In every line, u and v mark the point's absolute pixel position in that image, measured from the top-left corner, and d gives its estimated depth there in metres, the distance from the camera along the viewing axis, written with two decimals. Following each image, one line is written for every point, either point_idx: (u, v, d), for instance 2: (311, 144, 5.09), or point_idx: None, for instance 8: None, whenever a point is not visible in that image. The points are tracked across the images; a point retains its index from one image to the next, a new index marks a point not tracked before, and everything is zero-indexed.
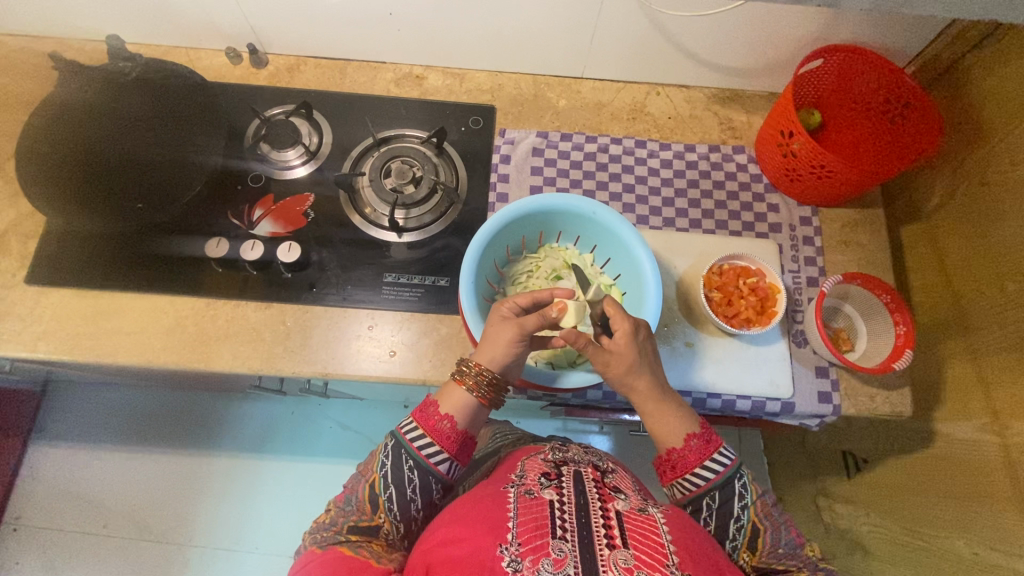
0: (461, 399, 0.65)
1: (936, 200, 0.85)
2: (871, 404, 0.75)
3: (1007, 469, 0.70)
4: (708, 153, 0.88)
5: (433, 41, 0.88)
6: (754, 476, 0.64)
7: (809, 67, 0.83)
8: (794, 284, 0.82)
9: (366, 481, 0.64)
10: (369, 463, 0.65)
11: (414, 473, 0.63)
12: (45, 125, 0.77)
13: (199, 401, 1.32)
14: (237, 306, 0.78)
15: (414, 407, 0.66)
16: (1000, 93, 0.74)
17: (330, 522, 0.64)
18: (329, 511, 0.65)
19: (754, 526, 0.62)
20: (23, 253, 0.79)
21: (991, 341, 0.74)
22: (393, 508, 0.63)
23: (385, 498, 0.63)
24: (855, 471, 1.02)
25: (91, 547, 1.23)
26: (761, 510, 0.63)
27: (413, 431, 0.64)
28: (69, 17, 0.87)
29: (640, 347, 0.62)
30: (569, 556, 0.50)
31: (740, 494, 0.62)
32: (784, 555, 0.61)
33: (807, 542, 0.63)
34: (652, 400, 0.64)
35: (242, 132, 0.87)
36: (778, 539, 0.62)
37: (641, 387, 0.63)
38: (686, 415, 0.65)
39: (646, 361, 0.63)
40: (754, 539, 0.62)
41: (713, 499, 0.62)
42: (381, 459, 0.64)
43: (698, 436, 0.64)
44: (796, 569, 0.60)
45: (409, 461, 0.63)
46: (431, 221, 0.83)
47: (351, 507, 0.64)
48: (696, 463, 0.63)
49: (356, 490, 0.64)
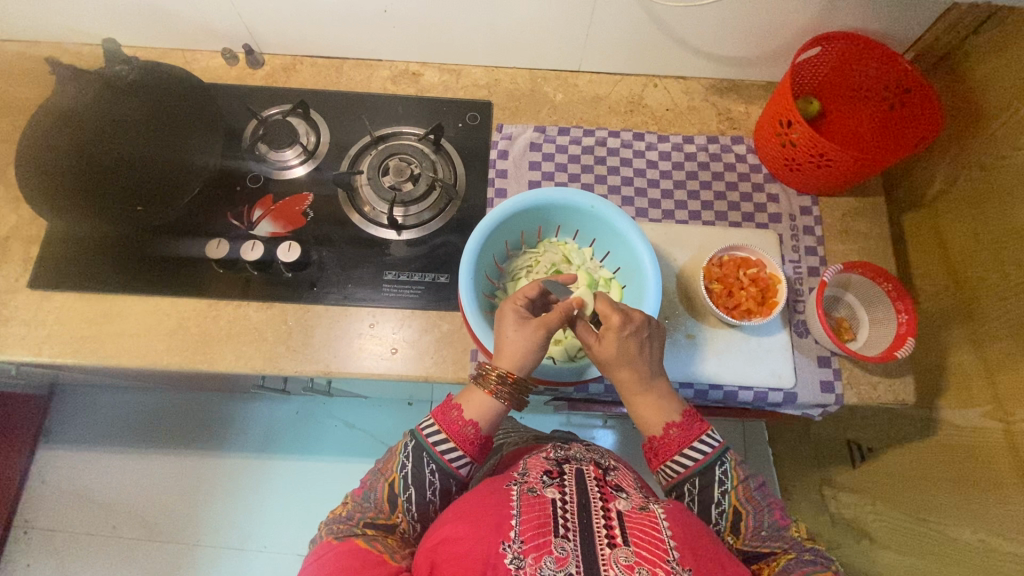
0: (484, 405, 0.63)
1: (936, 187, 0.84)
2: (873, 393, 0.75)
3: (1011, 455, 0.70)
4: (707, 144, 0.88)
5: (428, 37, 0.88)
6: (738, 461, 0.64)
7: (806, 55, 0.82)
8: (794, 274, 0.81)
9: (385, 479, 0.64)
10: (389, 461, 0.66)
11: (435, 476, 0.62)
12: (45, 131, 0.77)
13: (205, 403, 1.33)
14: (239, 307, 0.79)
15: (436, 407, 0.65)
16: (1000, 78, 0.73)
17: (347, 515, 0.64)
18: (346, 505, 0.65)
19: (735, 511, 0.62)
20: (26, 257, 0.80)
21: (995, 327, 0.74)
22: (410, 509, 0.63)
23: (404, 499, 0.63)
24: (860, 460, 1.02)
25: (102, 549, 1.24)
26: (743, 494, 0.63)
27: (435, 433, 0.63)
28: (65, 22, 0.87)
29: (623, 342, 0.62)
30: (571, 555, 0.51)
31: (721, 480, 0.62)
32: (768, 537, 0.62)
33: (793, 523, 0.63)
34: (642, 383, 0.64)
35: (240, 132, 0.87)
36: (761, 521, 0.62)
37: (632, 376, 0.63)
38: (671, 402, 0.65)
39: (635, 355, 0.63)
40: (736, 522, 0.62)
41: (694, 486, 0.62)
42: (402, 459, 0.64)
43: (679, 424, 0.63)
44: (781, 551, 0.60)
45: (430, 465, 0.62)
46: (431, 218, 0.83)
47: (369, 503, 0.64)
48: (676, 451, 0.63)
49: (375, 487, 0.65)
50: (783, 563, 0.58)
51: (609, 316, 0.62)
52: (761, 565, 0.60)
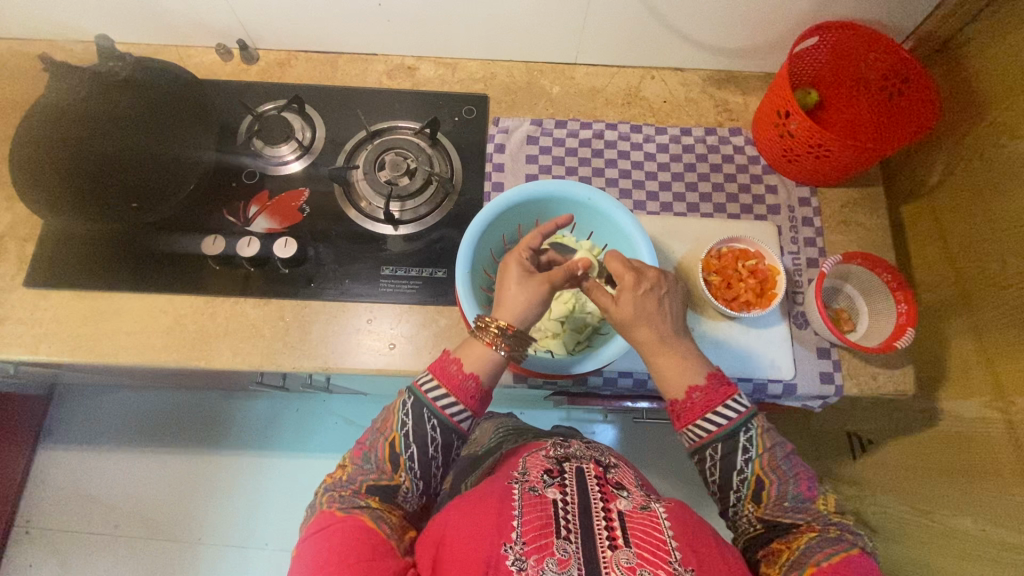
0: (484, 359, 0.61)
1: (935, 177, 0.84)
2: (873, 383, 0.75)
3: (1012, 445, 0.69)
4: (704, 136, 0.87)
5: (423, 31, 0.87)
6: (766, 428, 0.62)
7: (804, 45, 0.82)
8: (793, 266, 0.81)
9: (384, 438, 0.62)
10: (387, 420, 0.63)
11: (436, 432, 0.61)
12: (37, 129, 0.77)
13: (205, 402, 1.33)
14: (236, 304, 0.78)
15: (433, 363, 0.62)
16: (1000, 66, 0.73)
17: (347, 479, 0.62)
18: (347, 468, 0.63)
19: (758, 480, 0.61)
20: (21, 256, 0.79)
21: (995, 317, 0.73)
22: (413, 467, 0.62)
23: (406, 458, 0.61)
24: (861, 452, 1.02)
25: (103, 548, 1.24)
26: (768, 464, 0.61)
27: (434, 390, 0.61)
28: (56, 18, 0.86)
29: (640, 301, 0.61)
30: (573, 557, 0.50)
31: (744, 448, 0.60)
32: (790, 508, 0.60)
33: (819, 494, 0.61)
34: (665, 344, 0.61)
35: (235, 128, 0.87)
36: (785, 491, 0.61)
37: (653, 336, 0.61)
38: (697, 364, 0.62)
39: (655, 312, 0.61)
40: (758, 491, 0.61)
41: (716, 451, 0.61)
42: (400, 418, 0.61)
43: (702, 388, 0.61)
44: (802, 523, 0.59)
45: (432, 420, 0.60)
46: (428, 213, 0.83)
47: (370, 465, 0.62)
48: (698, 415, 0.61)
49: (375, 447, 0.62)
50: (805, 544, 0.57)
51: (625, 274, 0.61)
52: (779, 545, 0.59)
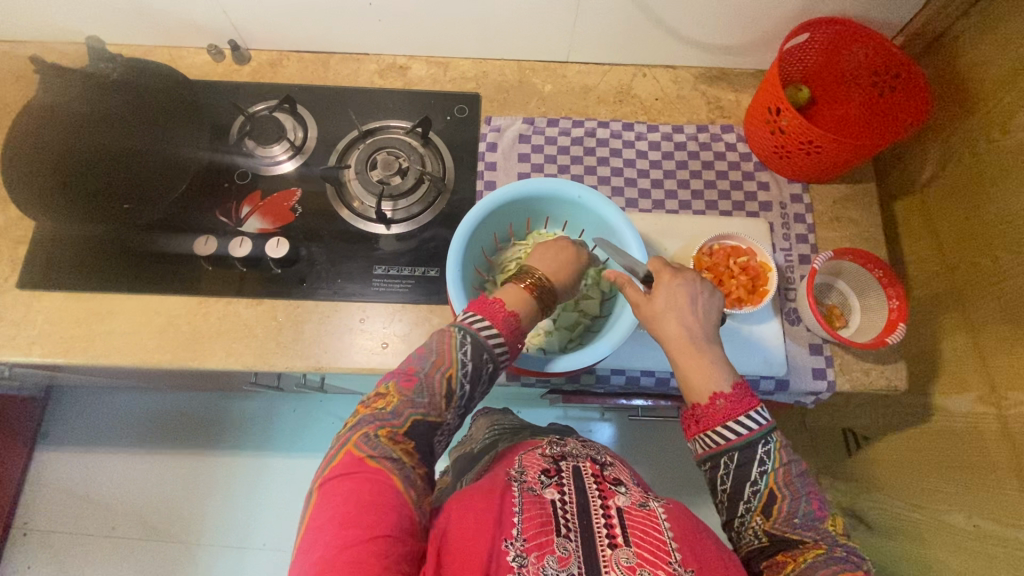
0: (524, 299, 0.64)
1: (927, 173, 0.84)
2: (865, 379, 0.75)
3: (1006, 441, 0.69)
4: (696, 134, 0.87)
5: (414, 30, 0.87)
6: (784, 443, 0.58)
7: (795, 41, 0.82)
8: (785, 262, 0.81)
9: (440, 374, 0.60)
10: (443, 356, 0.61)
11: (490, 372, 0.61)
12: (29, 130, 0.77)
13: (202, 403, 1.33)
14: (229, 304, 0.78)
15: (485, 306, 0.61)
16: (991, 60, 0.73)
17: (392, 411, 0.59)
18: (390, 398, 0.60)
19: (771, 493, 0.57)
20: (14, 258, 0.79)
21: (988, 312, 0.73)
22: (461, 404, 0.62)
23: (460, 395, 0.61)
24: (855, 449, 1.02)
25: (101, 549, 1.24)
26: (783, 478, 0.57)
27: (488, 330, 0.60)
28: (48, 20, 0.87)
29: (672, 292, 0.62)
30: (573, 555, 0.51)
31: (761, 459, 0.57)
32: (801, 525, 0.56)
33: (829, 516, 0.57)
34: (693, 342, 0.60)
35: (227, 128, 0.87)
36: (796, 509, 0.56)
37: (682, 331, 0.61)
38: (723, 370, 0.60)
39: (687, 307, 0.62)
40: (769, 504, 0.57)
41: (731, 460, 0.58)
42: (461, 357, 0.60)
43: (726, 395, 0.58)
44: (811, 542, 0.55)
45: (489, 362, 0.61)
46: (420, 212, 0.83)
47: (421, 398, 0.60)
48: (718, 422, 0.58)
49: (428, 382, 0.60)
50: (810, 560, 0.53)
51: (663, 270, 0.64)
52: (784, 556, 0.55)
